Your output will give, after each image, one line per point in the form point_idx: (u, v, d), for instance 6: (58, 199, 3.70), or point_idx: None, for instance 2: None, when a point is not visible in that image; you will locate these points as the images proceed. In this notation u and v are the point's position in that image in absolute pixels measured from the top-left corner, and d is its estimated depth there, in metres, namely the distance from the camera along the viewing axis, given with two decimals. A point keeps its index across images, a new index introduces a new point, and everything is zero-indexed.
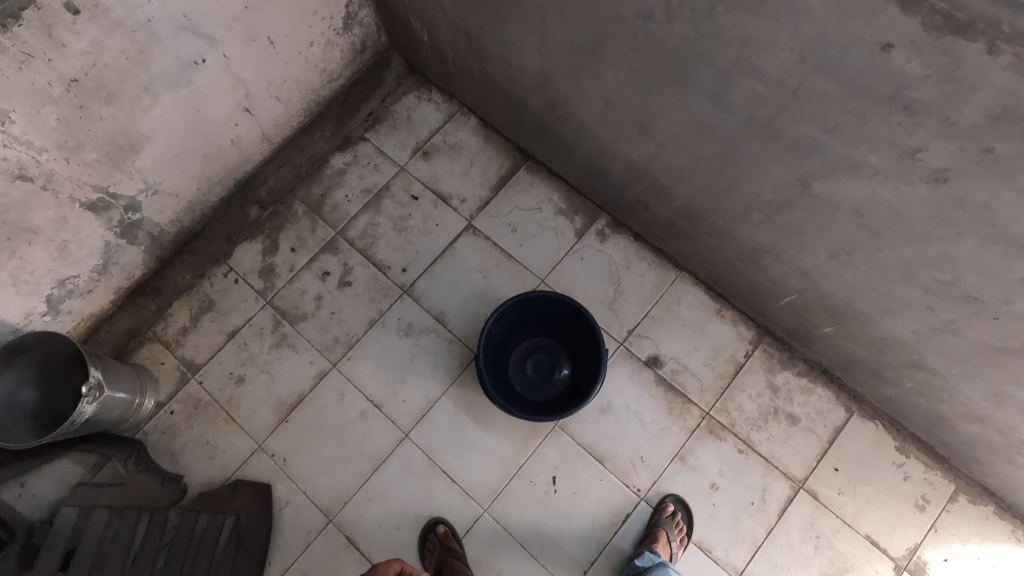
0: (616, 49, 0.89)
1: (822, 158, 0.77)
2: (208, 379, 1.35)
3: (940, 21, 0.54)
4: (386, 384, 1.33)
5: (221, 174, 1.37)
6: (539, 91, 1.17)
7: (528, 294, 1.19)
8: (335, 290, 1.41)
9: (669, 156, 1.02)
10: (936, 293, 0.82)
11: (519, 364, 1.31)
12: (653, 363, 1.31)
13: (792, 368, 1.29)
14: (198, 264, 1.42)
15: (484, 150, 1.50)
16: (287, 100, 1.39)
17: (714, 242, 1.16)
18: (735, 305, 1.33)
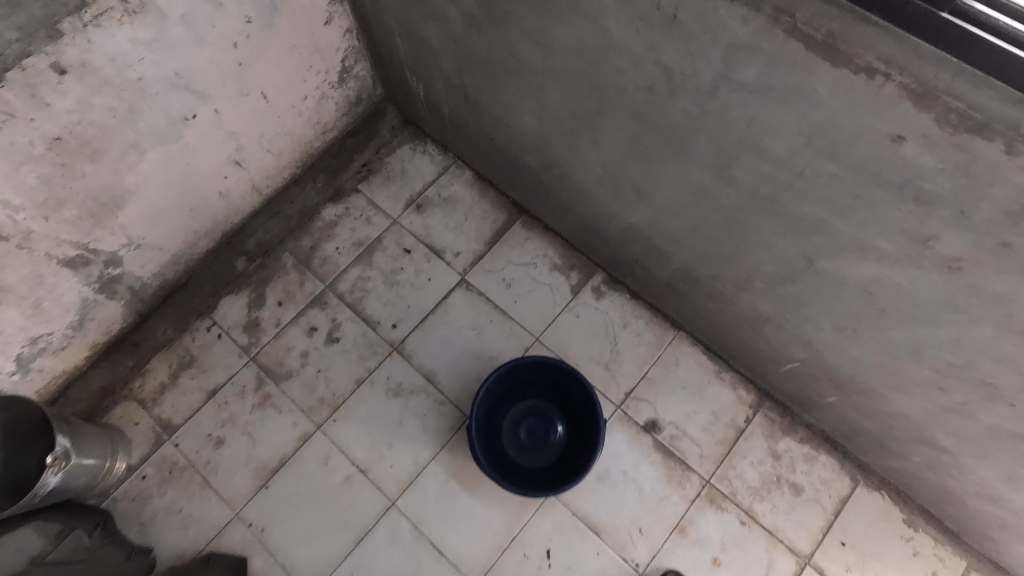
0: (615, 119, 0.88)
1: (828, 237, 0.74)
2: (185, 441, 1.28)
3: (956, 120, 0.52)
4: (372, 448, 1.27)
5: (208, 226, 1.34)
6: (535, 151, 1.16)
7: (521, 358, 1.15)
8: (322, 346, 1.36)
9: (668, 222, 1.00)
10: (947, 375, 0.79)
11: (512, 429, 1.25)
12: (651, 428, 1.27)
13: (794, 434, 1.25)
14: (180, 317, 1.37)
15: (478, 204, 1.47)
16: (278, 152, 1.37)
17: (714, 306, 1.13)
18: (735, 367, 1.30)
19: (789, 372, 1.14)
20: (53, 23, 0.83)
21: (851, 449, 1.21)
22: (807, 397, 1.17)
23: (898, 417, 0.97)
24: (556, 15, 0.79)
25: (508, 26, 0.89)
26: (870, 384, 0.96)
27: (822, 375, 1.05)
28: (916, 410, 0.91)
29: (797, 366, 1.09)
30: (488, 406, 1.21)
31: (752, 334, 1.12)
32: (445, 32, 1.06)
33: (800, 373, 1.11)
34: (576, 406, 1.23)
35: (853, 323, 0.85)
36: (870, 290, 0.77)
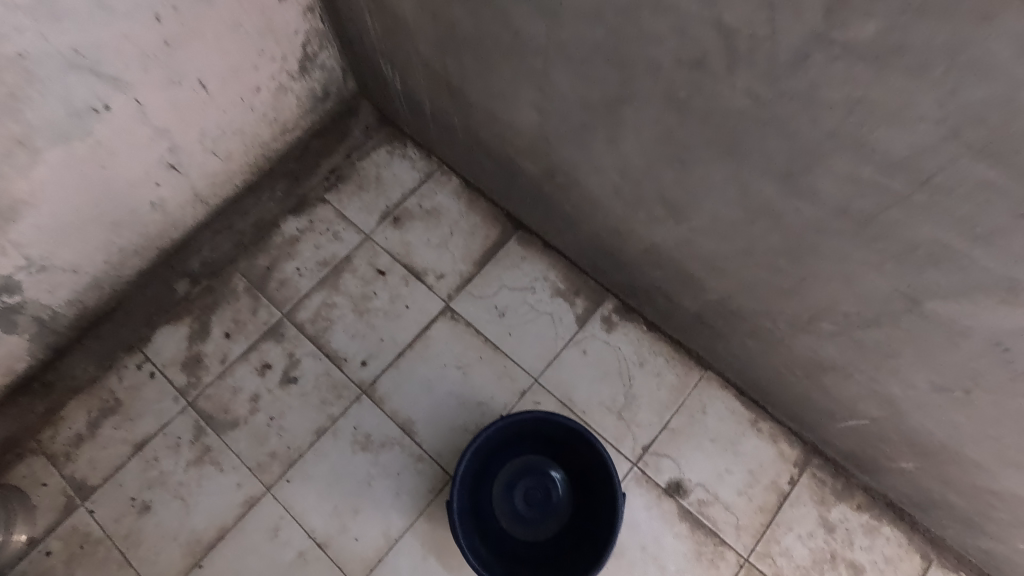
0: (643, 108, 0.66)
1: (955, 271, 0.52)
2: (102, 507, 1.05)
3: None
4: (334, 516, 1.04)
5: (138, 244, 1.10)
6: (535, 154, 0.93)
7: (515, 415, 0.92)
8: (276, 388, 1.12)
9: (707, 244, 0.78)
10: None
11: (505, 493, 1.03)
12: (675, 491, 1.04)
13: (849, 499, 1.03)
14: (104, 353, 1.14)
15: (466, 217, 1.25)
16: (227, 154, 1.14)
17: (758, 347, 0.91)
18: (775, 416, 1.07)
19: (850, 429, 0.92)
20: None
21: (921, 519, 0.99)
22: (872, 458, 0.94)
23: (1007, 498, 0.75)
24: None
25: None
26: (973, 456, 0.73)
27: (900, 437, 0.83)
28: None
29: (864, 424, 0.87)
30: (475, 470, 0.98)
31: (806, 382, 0.90)
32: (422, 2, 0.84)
33: (866, 432, 0.89)
34: (583, 467, 1.01)
35: (966, 382, 0.63)
36: (1006, 344, 0.55)
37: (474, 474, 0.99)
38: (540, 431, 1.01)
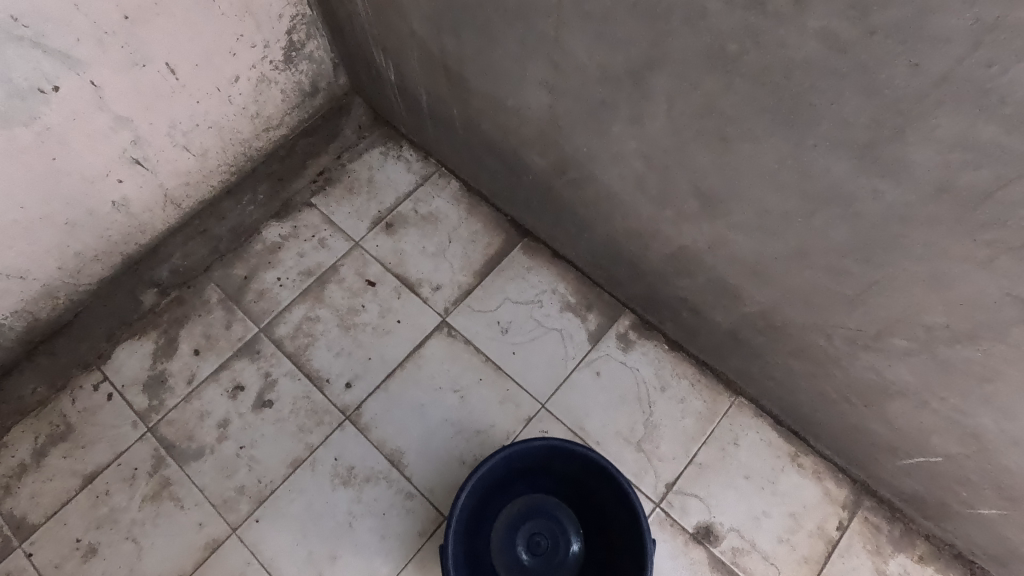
0: (677, 72, 0.54)
1: None
2: (42, 549, 0.91)
3: None
4: (308, 562, 0.90)
5: (98, 248, 0.99)
6: (544, 145, 0.82)
7: (522, 446, 0.79)
8: (249, 413, 0.99)
9: (751, 244, 0.65)
10: None
11: (507, 540, 0.89)
12: (705, 537, 0.89)
13: (909, 549, 0.88)
14: (56, 371, 1.01)
15: (466, 223, 1.13)
16: (202, 151, 1.03)
17: (804, 369, 0.78)
18: (819, 450, 0.93)
19: (915, 468, 0.78)
20: None
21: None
22: (940, 503, 0.80)
23: None
24: None
25: None
26: None
27: (983, 479, 0.68)
28: None
29: (936, 461, 0.73)
30: (473, 513, 0.84)
31: (862, 411, 0.76)
32: None
33: (935, 471, 0.75)
34: (599, 509, 0.87)
35: None
36: None
37: (472, 518, 0.84)
38: (549, 466, 0.87)
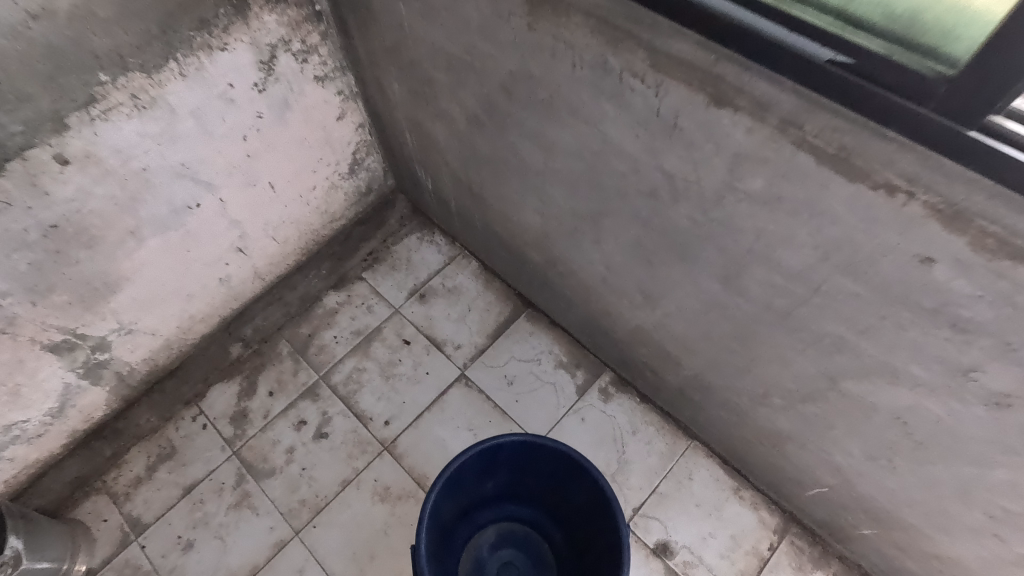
0: (618, 221, 0.84)
1: (852, 357, 0.67)
2: (152, 543, 1.19)
3: (992, 244, 0.45)
4: (352, 561, 1.16)
5: (205, 312, 1.31)
6: (540, 247, 1.12)
7: (493, 452, 0.96)
8: (310, 442, 1.27)
9: (678, 328, 0.93)
10: (1002, 521, 0.68)
11: (477, 559, 1.07)
12: (662, 552, 1.13)
13: (825, 567, 1.11)
14: (165, 405, 1.32)
15: (483, 295, 1.43)
16: (284, 239, 1.36)
17: (730, 418, 1.04)
18: (755, 485, 1.17)
19: (816, 498, 1.02)
20: (59, 117, 0.83)
21: None
22: (840, 527, 1.03)
23: (948, 562, 0.84)
24: (556, 118, 0.77)
25: (510, 128, 0.88)
26: (911, 522, 0.83)
27: (855, 505, 0.93)
28: (968, 557, 0.79)
29: (826, 491, 0.97)
30: (448, 524, 1.01)
31: (773, 452, 1.01)
32: (451, 130, 1.05)
33: (828, 499, 0.99)
34: (563, 518, 1.05)
35: (887, 452, 0.75)
36: (904, 418, 0.68)
37: (445, 532, 1.01)
38: (514, 479, 1.05)
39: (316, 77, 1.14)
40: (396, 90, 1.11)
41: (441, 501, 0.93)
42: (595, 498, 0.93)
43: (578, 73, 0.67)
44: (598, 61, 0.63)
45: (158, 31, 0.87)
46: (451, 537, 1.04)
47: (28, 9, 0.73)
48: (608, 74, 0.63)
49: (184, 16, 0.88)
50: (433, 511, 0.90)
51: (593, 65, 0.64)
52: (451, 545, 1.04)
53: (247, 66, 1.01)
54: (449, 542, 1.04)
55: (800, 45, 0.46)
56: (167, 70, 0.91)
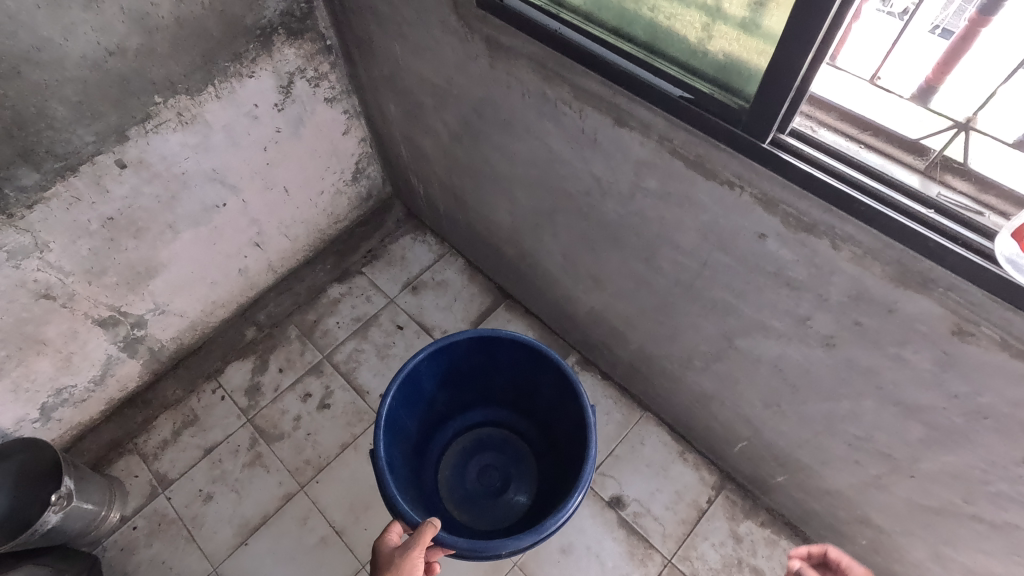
0: (567, 216, 1.04)
1: (737, 318, 0.87)
2: (177, 495, 1.38)
3: (793, 222, 0.66)
4: (350, 510, 1.34)
5: (225, 298, 1.51)
6: (512, 242, 1.33)
7: (458, 359, 1.13)
8: (314, 412, 1.47)
9: (620, 305, 1.13)
10: (857, 448, 0.88)
11: (455, 465, 1.24)
12: (615, 504, 1.32)
13: (754, 517, 1.29)
14: (189, 379, 1.51)
15: (467, 288, 1.64)
16: (295, 236, 1.57)
17: (669, 385, 1.23)
18: (697, 448, 1.36)
19: (741, 453, 1.21)
20: (122, 130, 1.05)
21: (810, 534, 1.24)
22: (762, 478, 1.22)
23: (836, 496, 1.03)
24: (515, 134, 0.97)
25: (482, 142, 1.09)
26: (804, 461, 1.03)
27: (767, 454, 1.12)
28: (846, 486, 0.98)
29: (746, 445, 1.16)
30: (421, 432, 1.18)
31: (704, 413, 1.20)
32: (437, 144, 1.27)
33: (749, 452, 1.18)
34: (530, 414, 1.23)
35: (775, 398, 0.95)
36: (779, 366, 0.88)
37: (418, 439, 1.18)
38: (479, 383, 1.22)
39: (326, 99, 1.36)
40: (392, 110, 1.32)
41: (406, 407, 1.09)
42: (553, 390, 1.11)
43: (527, 100, 0.88)
44: (539, 92, 0.84)
45: (201, 63, 1.08)
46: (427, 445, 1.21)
47: (106, 48, 0.95)
48: (547, 101, 0.84)
49: (222, 51, 1.10)
50: (398, 417, 1.07)
51: (536, 95, 0.85)
52: (427, 453, 1.21)
53: (268, 90, 1.22)
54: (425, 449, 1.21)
55: (661, 87, 0.67)
56: (206, 94, 1.12)
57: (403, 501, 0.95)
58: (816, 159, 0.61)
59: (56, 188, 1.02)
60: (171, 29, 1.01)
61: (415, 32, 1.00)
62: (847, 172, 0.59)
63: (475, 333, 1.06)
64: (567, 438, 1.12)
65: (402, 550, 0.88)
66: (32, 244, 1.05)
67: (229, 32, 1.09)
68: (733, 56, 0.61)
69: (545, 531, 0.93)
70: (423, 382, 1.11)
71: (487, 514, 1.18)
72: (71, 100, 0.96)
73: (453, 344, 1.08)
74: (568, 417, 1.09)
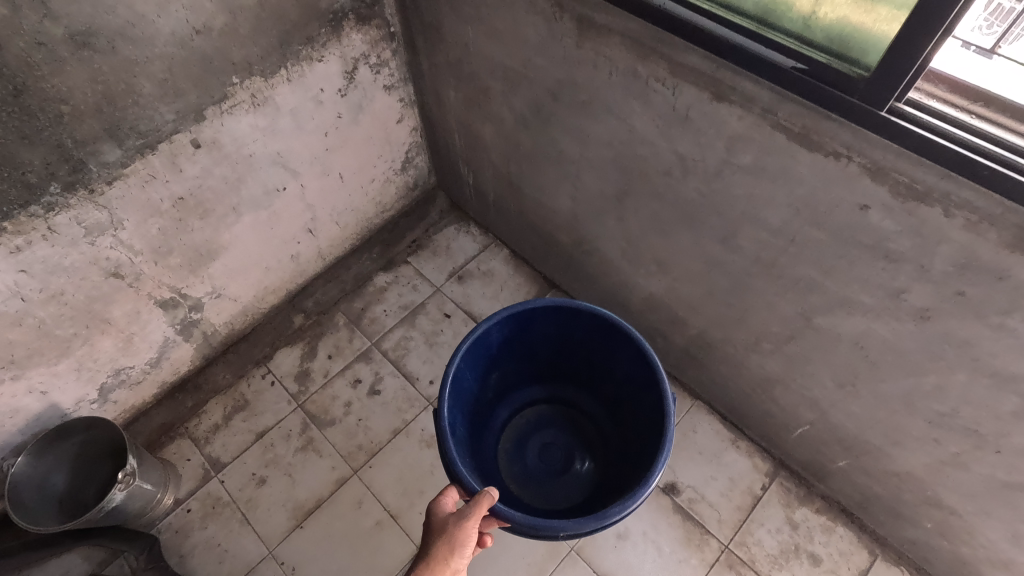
0: (639, 198, 1.06)
1: (820, 295, 0.88)
2: (229, 478, 1.38)
3: (904, 190, 0.67)
4: (404, 495, 1.35)
5: (276, 284, 1.52)
6: (569, 229, 1.34)
7: (528, 334, 1.21)
8: (364, 398, 1.47)
9: (685, 289, 1.14)
10: (938, 425, 0.89)
11: (518, 439, 1.34)
12: (670, 490, 1.31)
13: (810, 504, 1.29)
14: (239, 365, 1.51)
15: (513, 278, 1.65)
16: (344, 224, 1.58)
17: (728, 371, 1.24)
18: (750, 436, 1.37)
19: (800, 438, 1.21)
20: (200, 109, 1.06)
21: (867, 521, 1.25)
22: (820, 464, 1.22)
23: (905, 478, 1.04)
24: (593, 115, 0.99)
25: (553, 125, 1.10)
26: (874, 443, 1.03)
27: (831, 438, 1.12)
28: (919, 466, 0.99)
29: (808, 429, 1.17)
30: (489, 401, 1.29)
31: (764, 399, 1.21)
32: (499, 130, 1.28)
33: (810, 437, 1.18)
34: (593, 392, 1.33)
35: (851, 377, 0.96)
36: (861, 343, 0.89)
37: (485, 410, 1.29)
38: (544, 360, 1.31)
39: (385, 86, 1.37)
40: (452, 98, 1.34)
41: (480, 376, 1.19)
42: (621, 370, 1.18)
43: (614, 79, 0.90)
44: (630, 70, 0.86)
45: (278, 45, 1.10)
46: (493, 415, 1.32)
47: (194, 26, 0.96)
48: (637, 79, 0.87)
49: (297, 34, 1.12)
50: (472, 385, 1.16)
51: (625, 73, 0.87)
52: (493, 422, 1.32)
53: (335, 75, 1.24)
54: (491, 419, 1.32)
55: (772, 57, 0.69)
56: (279, 76, 1.14)
57: (462, 467, 0.95)
58: (936, 126, 0.62)
59: (135, 165, 1.03)
60: (253, 10, 1.02)
61: (495, 15, 1.02)
62: (969, 138, 0.61)
63: (552, 302, 1.11)
64: (636, 419, 1.19)
65: (456, 517, 0.89)
66: (108, 221, 1.05)
67: (305, 15, 1.11)
68: (855, 23, 0.65)
69: (607, 521, 0.92)
70: (494, 353, 1.19)
71: (541, 487, 1.28)
72: (157, 76, 0.97)
73: (527, 317, 1.15)
74: (638, 399, 1.17)
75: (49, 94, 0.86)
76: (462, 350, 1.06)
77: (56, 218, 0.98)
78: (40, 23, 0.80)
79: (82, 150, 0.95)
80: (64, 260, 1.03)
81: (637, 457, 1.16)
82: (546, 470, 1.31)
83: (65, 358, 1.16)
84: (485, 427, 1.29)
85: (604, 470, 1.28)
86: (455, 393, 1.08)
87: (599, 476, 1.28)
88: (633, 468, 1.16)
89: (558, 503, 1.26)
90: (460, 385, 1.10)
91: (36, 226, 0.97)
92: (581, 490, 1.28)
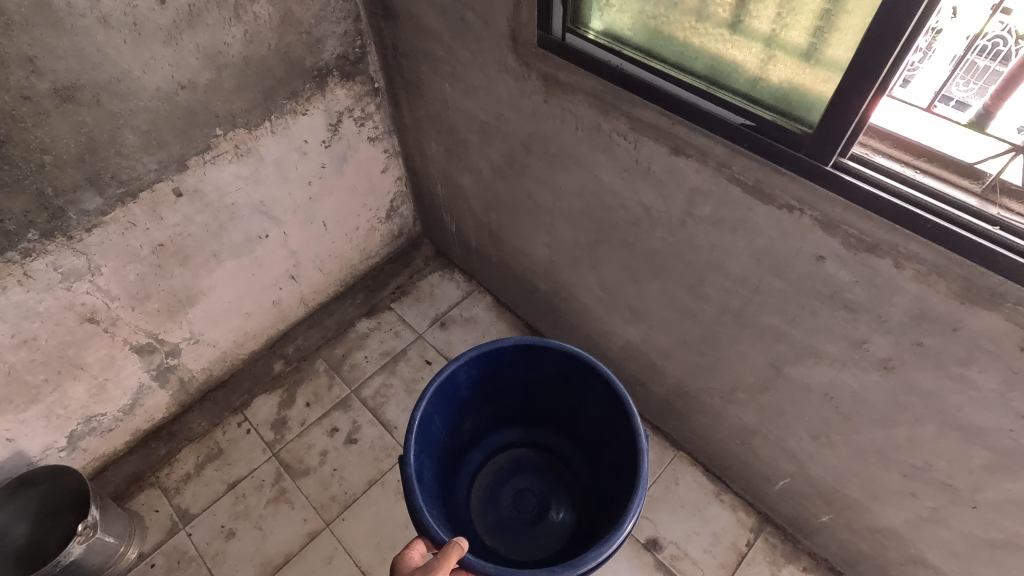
0: (610, 247, 1.07)
1: (787, 344, 0.89)
2: (197, 531, 1.33)
3: (854, 243, 0.71)
4: (377, 549, 1.30)
5: (256, 330, 1.52)
6: (547, 277, 1.35)
7: (501, 372, 1.20)
8: (341, 446, 1.44)
9: (659, 337, 1.14)
10: (915, 479, 0.87)
11: (491, 485, 1.31)
12: (652, 546, 1.26)
13: (797, 562, 1.24)
14: (216, 411, 1.49)
15: (496, 325, 1.65)
16: (328, 271, 1.59)
17: (706, 421, 1.22)
18: (734, 489, 1.33)
19: (783, 492, 1.18)
20: (182, 159, 1.09)
21: None
22: (805, 520, 1.18)
23: (889, 535, 1.01)
24: (563, 167, 1.03)
25: (527, 176, 1.14)
26: (854, 498, 1.01)
27: (812, 492, 1.09)
28: (900, 522, 0.96)
29: (788, 482, 1.14)
30: (462, 447, 1.28)
31: (743, 450, 1.19)
32: (478, 180, 1.32)
33: (791, 491, 1.15)
34: (568, 435, 1.31)
35: (824, 429, 0.95)
36: (831, 394, 0.88)
37: (458, 455, 1.27)
38: (518, 402, 1.30)
39: (369, 138, 1.42)
40: (433, 149, 1.38)
41: (450, 421, 1.18)
42: (595, 410, 1.17)
43: (580, 133, 0.95)
44: (595, 126, 0.91)
45: (262, 100, 1.14)
46: (466, 461, 1.30)
47: (179, 81, 1.00)
48: (601, 134, 0.91)
49: (281, 89, 1.16)
50: (441, 429, 1.15)
51: (590, 128, 0.92)
52: (466, 469, 1.30)
53: (319, 128, 1.28)
54: (465, 465, 1.30)
55: (722, 115, 0.73)
56: (262, 128, 1.18)
57: (430, 517, 0.92)
58: (879, 181, 0.66)
59: (115, 213, 1.05)
60: (239, 66, 1.07)
61: (471, 73, 1.08)
62: (912, 193, 0.64)
63: (522, 342, 1.12)
64: (613, 462, 1.17)
65: (422, 570, 0.84)
66: (85, 266, 1.06)
67: (290, 72, 1.16)
68: (797, 84, 0.69)
69: (581, 568, 0.89)
70: (465, 392, 1.18)
71: (518, 537, 1.24)
72: (141, 128, 1.00)
73: (497, 356, 1.15)
74: (614, 439, 1.15)
75: (31, 145, 0.89)
76: (428, 392, 1.06)
77: (33, 264, 0.99)
78: (27, 78, 0.84)
79: (62, 198, 0.97)
80: (38, 304, 1.04)
81: (612, 502, 1.13)
82: (521, 521, 1.27)
83: (35, 405, 1.14)
84: (458, 473, 1.27)
85: (582, 516, 1.25)
86: (422, 437, 1.07)
87: (575, 526, 1.25)
88: (607, 514, 1.13)
89: (535, 555, 1.22)
90: (427, 428, 1.09)
91: (12, 271, 0.97)
92: (557, 542, 1.24)
